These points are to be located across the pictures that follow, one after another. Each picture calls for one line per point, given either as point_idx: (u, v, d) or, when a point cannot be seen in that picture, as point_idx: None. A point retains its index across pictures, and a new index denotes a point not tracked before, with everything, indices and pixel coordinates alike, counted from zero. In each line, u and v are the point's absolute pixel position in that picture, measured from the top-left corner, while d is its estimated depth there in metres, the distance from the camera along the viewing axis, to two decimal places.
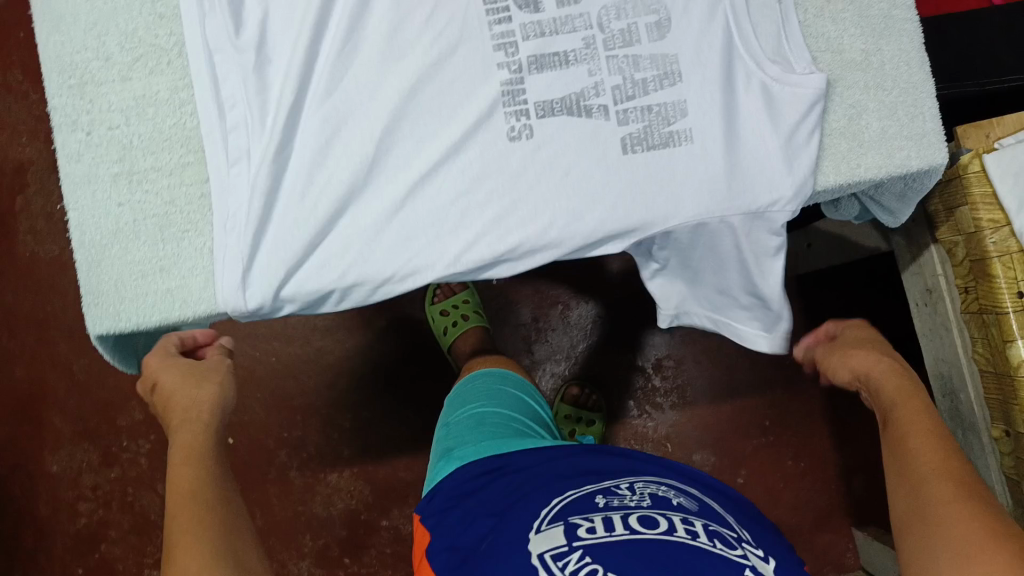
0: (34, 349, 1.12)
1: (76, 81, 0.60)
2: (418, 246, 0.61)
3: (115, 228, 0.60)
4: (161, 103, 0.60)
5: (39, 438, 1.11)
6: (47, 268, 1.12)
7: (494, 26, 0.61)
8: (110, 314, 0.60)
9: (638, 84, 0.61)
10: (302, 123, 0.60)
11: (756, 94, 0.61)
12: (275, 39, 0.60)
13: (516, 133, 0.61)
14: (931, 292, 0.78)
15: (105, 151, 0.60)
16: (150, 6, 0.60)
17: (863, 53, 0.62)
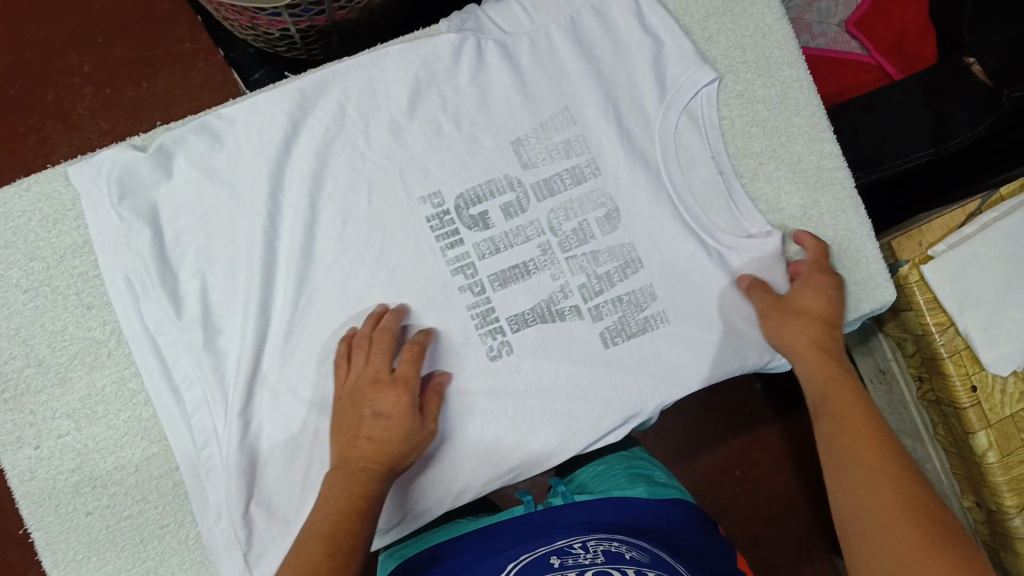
0: None
1: (11, 393, 0.55)
2: (419, 485, 0.59)
3: (88, 540, 0.55)
4: (110, 398, 0.56)
5: None
6: None
7: (448, 250, 0.60)
8: None
9: (603, 277, 0.61)
10: (268, 388, 0.57)
11: (718, 268, 0.62)
12: (221, 309, 0.57)
13: (496, 350, 0.60)
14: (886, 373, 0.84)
15: (59, 462, 0.55)
16: (76, 298, 0.56)
17: (802, 208, 0.63)
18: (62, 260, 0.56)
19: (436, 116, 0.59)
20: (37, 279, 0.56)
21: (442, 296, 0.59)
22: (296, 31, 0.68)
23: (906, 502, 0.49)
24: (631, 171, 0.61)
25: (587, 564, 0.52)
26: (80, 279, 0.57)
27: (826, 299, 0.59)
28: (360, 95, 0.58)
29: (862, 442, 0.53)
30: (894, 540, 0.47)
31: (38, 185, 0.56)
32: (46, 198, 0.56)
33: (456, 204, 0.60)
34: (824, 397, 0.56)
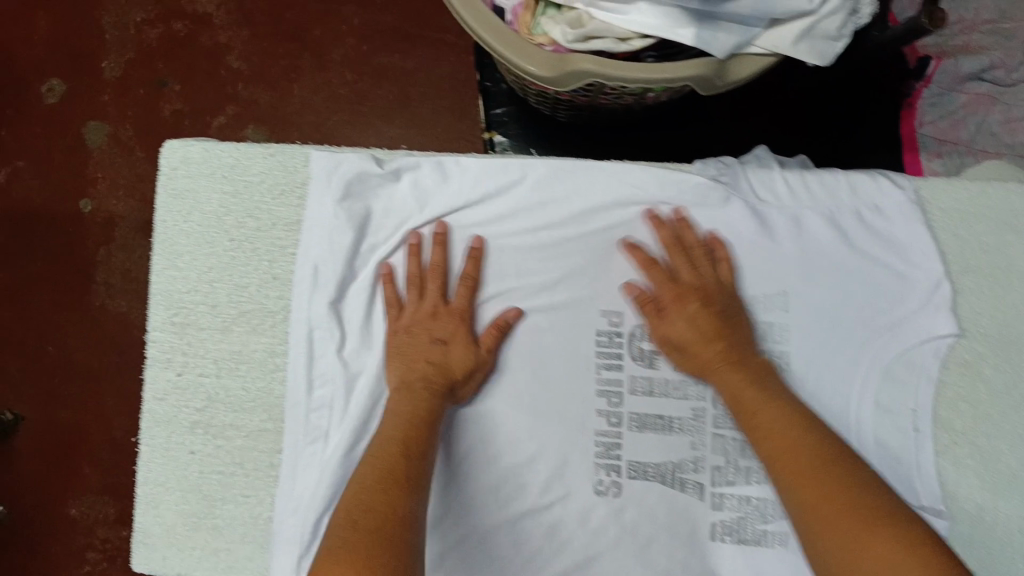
0: (81, 396, 1.08)
1: (180, 319, 0.60)
2: None
3: (180, 476, 0.59)
4: (254, 363, 0.60)
5: (65, 479, 1.06)
6: (114, 326, 1.09)
7: (602, 369, 0.58)
8: (157, 555, 0.59)
9: (741, 470, 0.57)
10: (382, 416, 0.58)
11: None
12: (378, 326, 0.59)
13: (603, 487, 0.57)
14: None
15: (189, 397, 0.60)
16: (267, 264, 0.60)
17: (978, 509, 0.57)
18: (271, 227, 0.60)
19: (654, 247, 0.59)
20: (244, 233, 0.60)
21: (578, 411, 0.58)
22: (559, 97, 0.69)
23: (848, 504, 0.44)
24: (818, 378, 0.58)
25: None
26: (278, 250, 0.60)
27: (729, 319, 0.56)
28: (590, 195, 0.59)
29: (794, 446, 0.49)
30: (870, 550, 0.41)
31: (284, 155, 0.60)
32: (284, 167, 0.60)
33: (632, 331, 0.58)
34: (742, 416, 0.52)
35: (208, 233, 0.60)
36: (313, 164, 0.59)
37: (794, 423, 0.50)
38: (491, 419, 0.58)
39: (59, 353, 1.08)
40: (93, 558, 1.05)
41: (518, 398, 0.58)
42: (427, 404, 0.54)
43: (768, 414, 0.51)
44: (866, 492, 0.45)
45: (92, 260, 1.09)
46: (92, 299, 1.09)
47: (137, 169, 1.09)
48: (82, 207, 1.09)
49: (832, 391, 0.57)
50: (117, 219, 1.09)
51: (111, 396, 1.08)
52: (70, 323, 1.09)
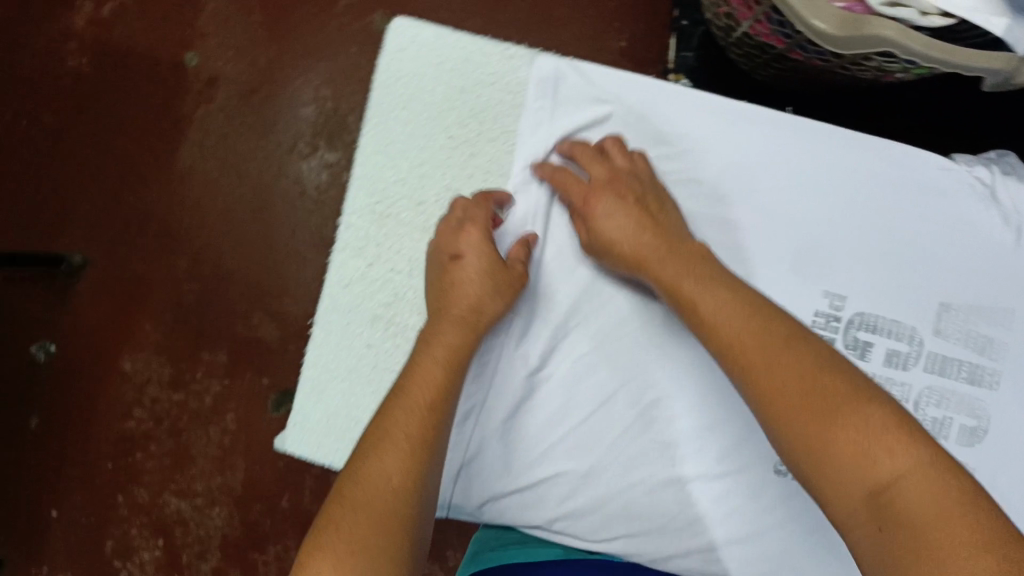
0: (153, 253, 1.05)
1: (379, 205, 0.58)
2: (641, 532, 0.53)
3: (347, 367, 0.56)
4: None
5: (124, 332, 1.04)
6: (199, 189, 1.05)
7: None
8: (312, 440, 0.55)
9: None
10: (570, 339, 0.55)
11: None
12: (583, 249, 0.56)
13: (788, 467, 0.53)
14: None
15: (377, 289, 0.57)
16: (481, 171, 0.59)
17: None
18: (492, 131, 0.60)
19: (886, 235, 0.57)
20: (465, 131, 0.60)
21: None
22: (771, 50, 0.63)
23: (817, 389, 0.41)
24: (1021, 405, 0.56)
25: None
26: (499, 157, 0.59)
27: (608, 187, 0.54)
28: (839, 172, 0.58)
29: (751, 345, 0.44)
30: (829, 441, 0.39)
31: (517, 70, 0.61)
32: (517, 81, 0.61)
33: (850, 318, 0.56)
34: (671, 296, 0.49)
35: (426, 125, 0.60)
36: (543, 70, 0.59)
37: (738, 301, 0.46)
38: (686, 370, 0.54)
39: (138, 204, 1.05)
40: (137, 417, 1.04)
41: (725, 362, 0.54)
42: (461, 343, 0.51)
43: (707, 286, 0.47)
44: (831, 375, 0.41)
45: (186, 116, 1.05)
46: (181, 157, 1.04)
47: (251, 32, 1.05)
48: (189, 59, 1.04)
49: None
50: (220, 79, 1.04)
51: (182, 259, 1.05)
52: (153, 175, 1.05)
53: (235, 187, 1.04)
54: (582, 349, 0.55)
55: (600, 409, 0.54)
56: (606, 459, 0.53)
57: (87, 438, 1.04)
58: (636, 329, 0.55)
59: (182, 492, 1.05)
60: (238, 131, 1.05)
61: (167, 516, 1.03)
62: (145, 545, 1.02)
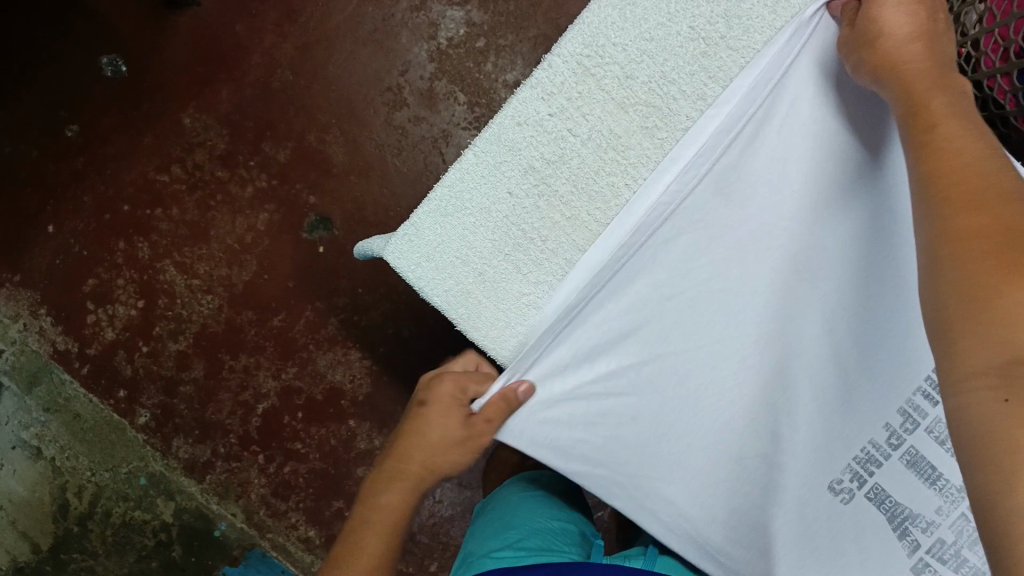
0: (265, 25, 1.03)
1: (586, 66, 0.58)
2: (668, 470, 0.58)
3: (484, 201, 0.60)
4: (619, 155, 0.59)
5: (203, 88, 1.04)
6: None
7: (919, 395, 0.54)
8: (417, 255, 0.60)
9: (958, 558, 0.55)
10: (690, 274, 0.56)
11: None
12: (748, 194, 0.55)
13: (838, 487, 0.56)
14: None
15: (544, 142, 0.59)
16: (700, 77, 0.57)
17: None
18: (732, 45, 0.56)
19: None
20: (705, 30, 0.56)
21: (867, 419, 0.55)
22: (997, 110, 0.61)
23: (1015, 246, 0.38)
24: None
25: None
26: (713, 74, 0.57)
27: None
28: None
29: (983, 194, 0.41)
30: (1004, 299, 0.37)
31: (788, 7, 0.55)
32: (786, 6, 0.55)
33: None
34: (911, 116, 0.46)
35: (671, 11, 0.56)
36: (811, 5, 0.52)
37: (986, 149, 0.43)
38: (785, 352, 0.56)
39: None
40: (175, 175, 1.05)
41: (823, 360, 0.55)
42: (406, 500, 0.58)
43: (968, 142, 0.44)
44: None
45: None
46: None
47: None
48: None
49: None
50: None
51: (288, 43, 1.02)
52: None
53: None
54: (697, 312, 0.57)
55: (687, 373, 0.57)
56: (670, 419, 0.57)
57: (125, 171, 1.06)
58: (756, 294, 0.56)
59: (187, 261, 1.05)
60: None
61: (158, 283, 1.06)
62: (125, 302, 1.07)
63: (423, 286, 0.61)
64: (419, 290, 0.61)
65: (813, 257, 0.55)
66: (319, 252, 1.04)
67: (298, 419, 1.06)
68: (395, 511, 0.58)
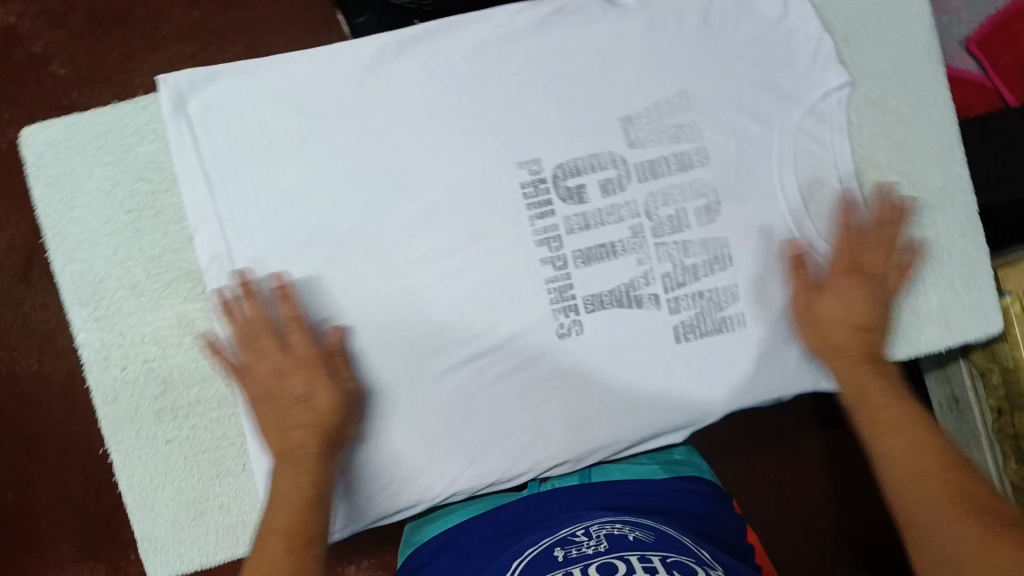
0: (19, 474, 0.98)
1: (103, 312, 0.55)
2: (475, 456, 0.59)
3: (165, 467, 0.56)
4: (197, 331, 0.56)
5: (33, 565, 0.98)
6: (30, 386, 0.97)
7: (537, 220, 0.59)
8: (172, 556, 0.55)
9: (689, 269, 0.60)
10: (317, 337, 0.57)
11: (809, 274, 0.61)
12: (283, 252, 0.56)
13: (566, 329, 0.59)
14: (959, 401, 0.80)
15: (143, 386, 0.55)
16: (178, 225, 0.56)
17: (922, 228, 0.61)
18: (169, 185, 0.56)
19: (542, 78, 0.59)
20: (143, 197, 0.55)
21: (523, 273, 0.59)
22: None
23: (880, 383, 0.57)
24: (738, 178, 0.60)
25: (591, 555, 0.50)
26: (178, 214, 0.56)
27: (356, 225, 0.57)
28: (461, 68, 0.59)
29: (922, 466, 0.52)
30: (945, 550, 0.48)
31: (162, 127, 0.56)
32: (158, 127, 0.56)
33: (554, 173, 0.59)
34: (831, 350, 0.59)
35: (102, 214, 0.55)
36: (167, 110, 0.55)
37: (906, 406, 0.56)
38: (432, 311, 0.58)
39: None
40: None
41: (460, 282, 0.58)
42: (315, 471, 0.52)
43: (831, 300, 0.59)
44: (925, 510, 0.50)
45: None
46: None
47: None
48: None
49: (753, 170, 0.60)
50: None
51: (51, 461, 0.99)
52: None
53: (67, 365, 0.99)
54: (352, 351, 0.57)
55: (400, 382, 0.57)
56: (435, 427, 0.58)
57: None
58: (376, 297, 0.57)
59: None
60: (34, 314, 0.97)
61: None
62: None
63: (202, 564, 0.56)
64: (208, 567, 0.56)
65: (369, 238, 0.57)
66: None
67: None
68: (297, 486, 0.51)
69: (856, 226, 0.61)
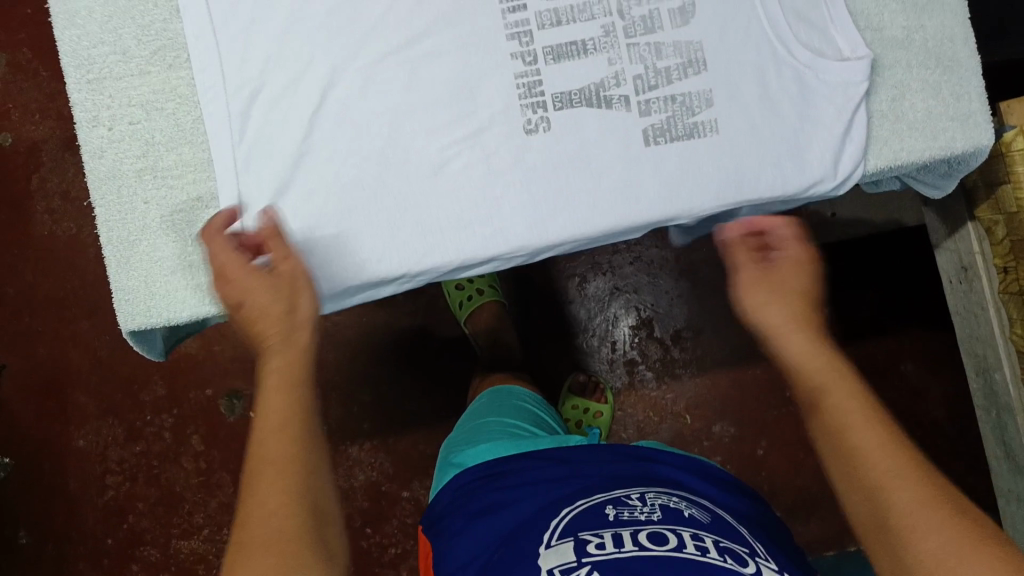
0: (56, 329, 1.09)
1: (95, 76, 0.59)
2: (432, 243, 0.58)
3: (144, 226, 0.59)
4: (180, 98, 0.59)
5: (65, 415, 1.08)
6: (66, 248, 1.09)
7: (508, 14, 0.59)
8: (142, 309, 0.58)
9: (661, 72, 0.59)
10: (283, 111, 0.58)
11: (790, 81, 0.58)
12: (255, 30, 0.58)
13: (533, 125, 0.59)
14: (966, 270, 0.76)
15: (128, 146, 0.59)
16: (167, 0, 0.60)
17: (904, 31, 0.60)
18: None
19: None
20: None
21: (493, 62, 0.59)
22: None
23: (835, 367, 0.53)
24: None
25: (643, 522, 0.52)
26: None
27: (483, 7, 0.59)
28: None
29: (878, 466, 0.47)
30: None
31: None
32: None
33: None
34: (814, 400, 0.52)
35: None
36: None
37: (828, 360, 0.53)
38: (395, 88, 0.58)
39: (24, 292, 1.09)
40: (114, 483, 1.08)
41: (428, 66, 0.59)
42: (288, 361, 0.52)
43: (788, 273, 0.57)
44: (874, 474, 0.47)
45: (26, 191, 1.09)
46: (38, 229, 1.09)
47: (49, 89, 1.09)
48: (2, 141, 1.09)
49: None
50: (40, 142, 1.09)
51: (82, 321, 1.09)
52: (21, 260, 1.09)
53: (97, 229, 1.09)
54: (316, 125, 0.58)
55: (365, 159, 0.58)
56: (389, 205, 0.58)
57: (82, 515, 1.07)
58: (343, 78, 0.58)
59: (185, 524, 1.07)
60: (78, 184, 1.09)
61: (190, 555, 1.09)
62: None
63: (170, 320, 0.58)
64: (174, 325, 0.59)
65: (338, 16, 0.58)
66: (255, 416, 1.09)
67: (370, 534, 1.07)
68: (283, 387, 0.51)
69: (835, 33, 0.59)
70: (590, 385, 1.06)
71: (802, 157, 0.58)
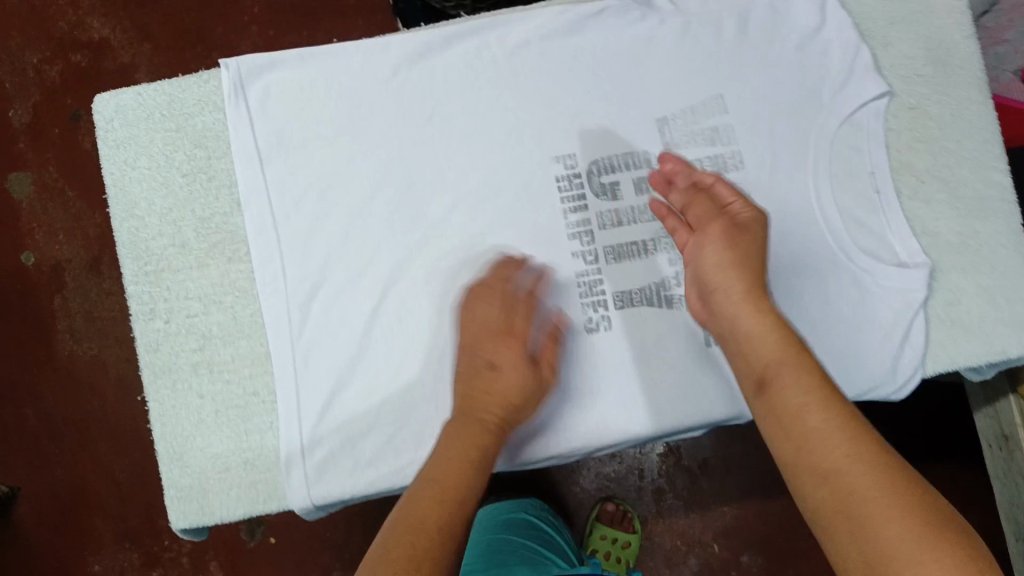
0: (72, 451, 1.06)
1: (153, 268, 0.59)
2: None
3: (197, 421, 0.58)
4: (239, 292, 0.59)
5: (80, 541, 1.04)
6: (86, 370, 1.06)
7: (571, 214, 0.59)
8: (193, 507, 0.57)
9: None
10: (346, 307, 0.58)
11: (848, 284, 0.59)
12: (320, 227, 0.58)
13: (594, 324, 0.59)
14: (1007, 439, 0.76)
15: (184, 340, 0.58)
16: (228, 191, 0.60)
17: (959, 236, 0.60)
18: (223, 152, 0.60)
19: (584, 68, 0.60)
20: (200, 166, 0.59)
21: (553, 263, 0.59)
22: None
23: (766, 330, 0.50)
24: (775, 183, 0.59)
25: None
26: (227, 182, 0.59)
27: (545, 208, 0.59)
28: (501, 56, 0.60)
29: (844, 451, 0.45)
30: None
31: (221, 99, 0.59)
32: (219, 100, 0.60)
33: (589, 169, 0.59)
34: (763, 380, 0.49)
35: (160, 177, 0.59)
36: (229, 87, 0.58)
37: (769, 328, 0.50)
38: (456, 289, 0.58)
39: (41, 414, 1.06)
40: None
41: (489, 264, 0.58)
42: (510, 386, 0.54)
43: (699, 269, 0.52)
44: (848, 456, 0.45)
45: (49, 312, 1.07)
46: (59, 350, 1.07)
47: (73, 209, 1.07)
48: (25, 261, 1.07)
49: (789, 173, 0.59)
50: (64, 264, 1.07)
51: (99, 443, 1.06)
52: (40, 382, 1.07)
53: (118, 351, 1.07)
54: (379, 323, 0.58)
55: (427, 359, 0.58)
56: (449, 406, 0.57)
57: None
58: (406, 276, 0.58)
59: None
60: (100, 305, 1.07)
61: None
62: None
63: (221, 517, 0.57)
64: (223, 522, 0.57)
65: (406, 215, 0.59)
66: (275, 542, 1.05)
67: None
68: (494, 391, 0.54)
69: (892, 238, 0.60)
70: (618, 514, 1.06)
71: (858, 363, 0.58)
